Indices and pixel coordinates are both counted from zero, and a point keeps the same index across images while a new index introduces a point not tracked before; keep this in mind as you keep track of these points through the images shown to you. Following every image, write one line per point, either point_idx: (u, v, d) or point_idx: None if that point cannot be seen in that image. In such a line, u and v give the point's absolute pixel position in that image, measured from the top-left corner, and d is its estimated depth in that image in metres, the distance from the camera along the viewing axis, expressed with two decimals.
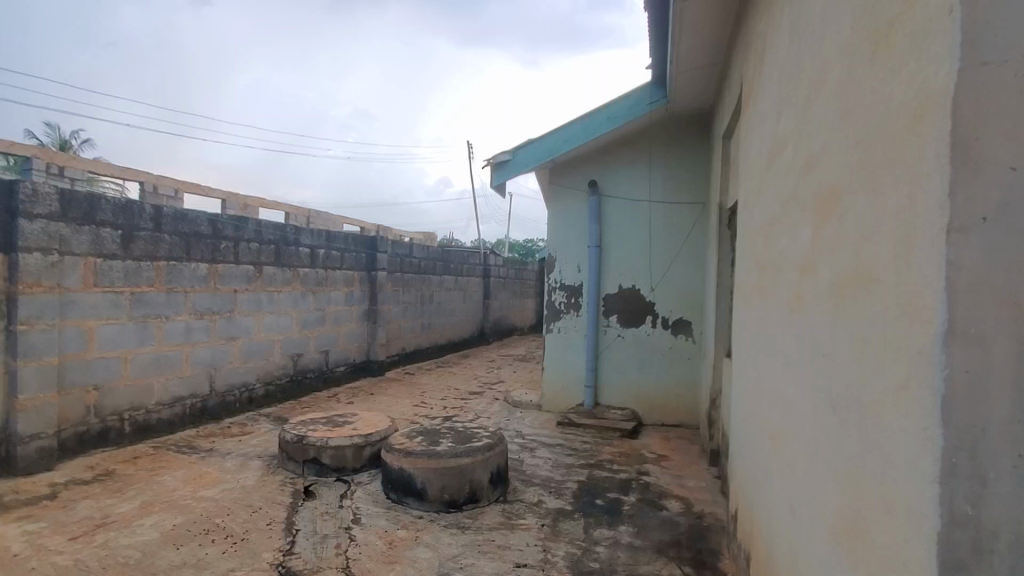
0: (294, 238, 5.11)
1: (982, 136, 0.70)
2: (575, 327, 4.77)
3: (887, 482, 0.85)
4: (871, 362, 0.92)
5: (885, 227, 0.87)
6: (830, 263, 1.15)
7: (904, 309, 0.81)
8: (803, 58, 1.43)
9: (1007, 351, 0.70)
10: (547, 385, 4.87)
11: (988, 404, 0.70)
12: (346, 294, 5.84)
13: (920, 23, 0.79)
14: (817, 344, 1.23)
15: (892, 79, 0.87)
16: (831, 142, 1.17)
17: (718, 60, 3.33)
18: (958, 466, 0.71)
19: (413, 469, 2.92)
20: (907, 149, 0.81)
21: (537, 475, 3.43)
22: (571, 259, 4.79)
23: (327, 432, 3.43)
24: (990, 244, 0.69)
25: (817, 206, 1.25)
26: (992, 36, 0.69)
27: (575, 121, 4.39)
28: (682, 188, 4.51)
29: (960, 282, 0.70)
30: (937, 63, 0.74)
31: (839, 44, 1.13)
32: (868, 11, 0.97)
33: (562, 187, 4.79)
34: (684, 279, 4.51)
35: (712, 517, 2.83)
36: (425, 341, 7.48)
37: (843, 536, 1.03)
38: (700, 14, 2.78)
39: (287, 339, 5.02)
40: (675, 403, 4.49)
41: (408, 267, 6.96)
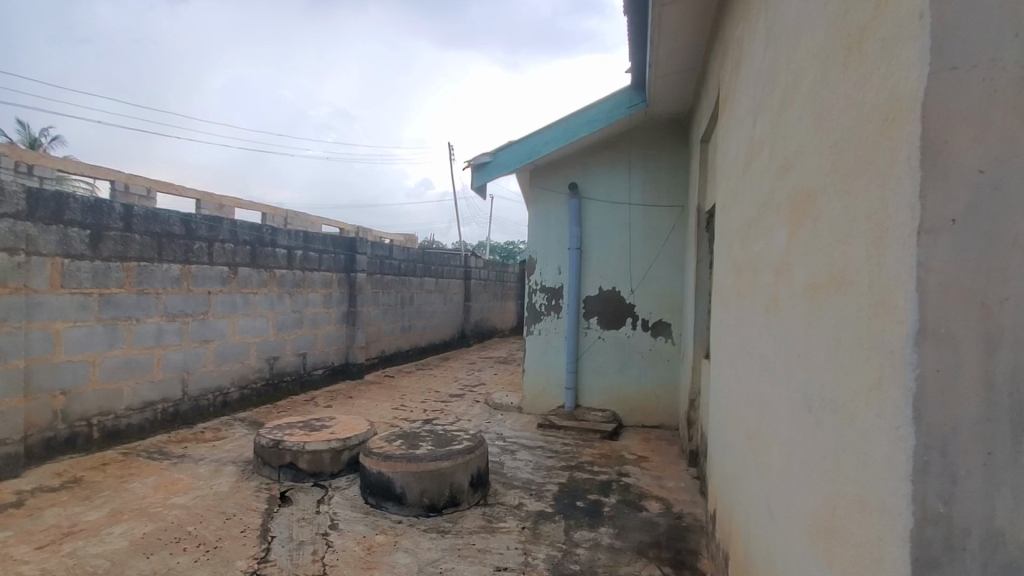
0: (270, 238, 5.02)
1: (950, 141, 0.71)
2: (556, 329, 4.78)
3: (861, 481, 0.86)
4: (845, 363, 0.94)
5: (859, 228, 0.89)
6: (805, 265, 1.17)
7: (876, 309, 0.82)
8: (778, 64, 1.45)
9: (976, 351, 0.71)
10: (528, 387, 4.87)
11: (958, 404, 0.71)
12: (324, 295, 5.76)
13: (891, 28, 0.81)
14: (792, 346, 1.25)
15: (864, 84, 0.88)
16: (806, 146, 1.18)
17: (695, 65, 3.37)
18: (930, 464, 0.72)
19: (392, 473, 2.89)
20: (880, 152, 0.82)
21: (517, 477, 3.41)
22: (551, 261, 4.81)
23: (304, 436, 3.38)
24: (960, 245, 0.71)
25: (792, 209, 1.27)
26: (959, 43, 0.70)
27: (555, 123, 4.40)
28: (662, 191, 4.55)
29: (931, 282, 0.71)
30: (907, 68, 0.76)
31: (814, 50, 1.14)
32: (842, 16, 0.99)
33: (542, 189, 4.81)
34: (663, 281, 4.55)
35: (691, 517, 2.85)
36: (405, 344, 7.41)
37: (820, 535, 1.04)
38: (678, 20, 2.81)
39: (263, 342, 4.93)
40: (655, 404, 4.52)
41: (388, 269, 6.90)
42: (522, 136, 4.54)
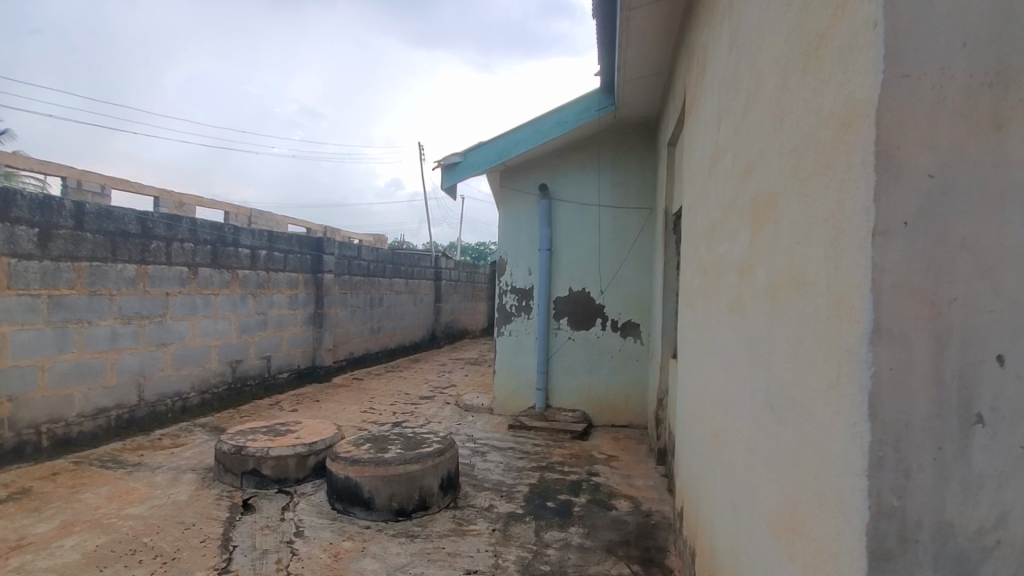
0: (233, 238, 4.87)
1: (903, 146, 0.73)
2: (526, 330, 4.79)
3: (820, 477, 0.88)
4: (804, 362, 0.96)
5: (817, 231, 0.91)
6: (766, 266, 1.19)
7: (834, 309, 0.84)
8: (741, 69, 1.48)
9: (927, 349, 0.74)
10: (499, 388, 4.86)
11: (911, 400, 0.74)
12: (290, 297, 5.63)
13: (847, 36, 0.83)
14: (755, 345, 1.28)
15: (822, 89, 0.91)
16: (767, 150, 1.21)
17: (662, 70, 3.43)
18: (885, 459, 0.74)
19: (359, 478, 2.84)
20: (837, 155, 0.84)
21: (488, 479, 3.40)
22: (522, 262, 4.82)
23: (268, 441, 3.29)
24: (911, 247, 0.73)
25: (755, 212, 1.30)
26: (911, 52, 0.73)
27: (525, 125, 4.41)
28: (630, 193, 4.60)
29: (885, 283, 0.74)
30: (862, 75, 0.78)
31: (775, 55, 1.17)
32: (801, 23, 1.01)
33: (512, 190, 4.81)
34: (632, 282, 4.60)
35: (659, 514, 2.89)
36: (374, 346, 7.31)
37: (781, 531, 1.06)
38: (645, 25, 2.85)
39: (225, 345, 4.78)
40: (624, 404, 4.57)
41: (356, 269, 6.79)
42: (492, 137, 4.53)
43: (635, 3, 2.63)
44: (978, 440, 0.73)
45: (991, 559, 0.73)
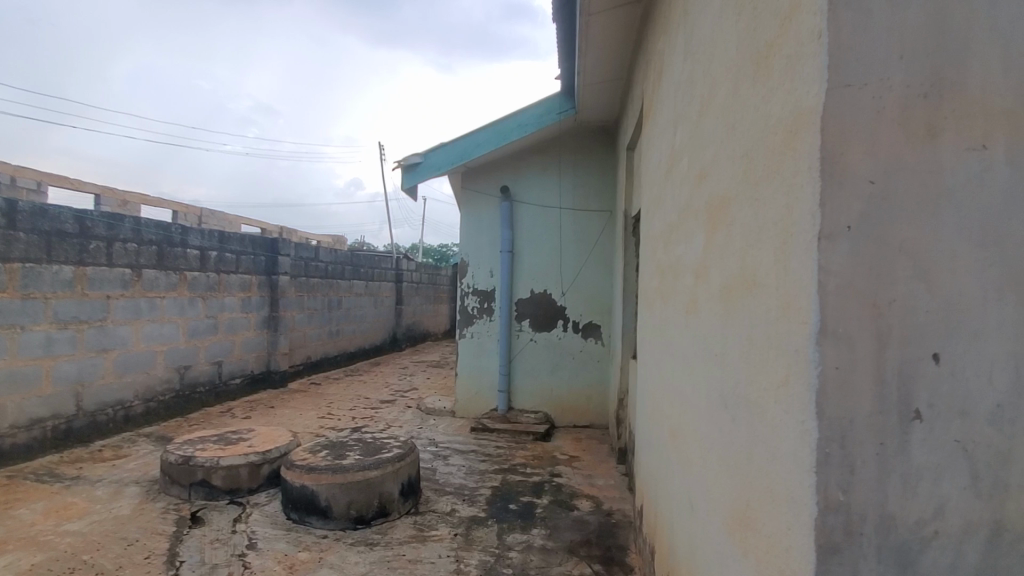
0: (180, 238, 4.66)
1: (846, 153, 0.76)
2: (488, 332, 4.78)
3: (772, 475, 0.90)
4: (756, 362, 0.98)
5: (768, 234, 0.93)
6: (720, 267, 1.22)
7: (783, 311, 0.87)
8: (695, 75, 1.52)
9: (870, 348, 0.76)
10: (461, 390, 4.84)
11: (855, 398, 0.76)
12: (243, 299, 5.43)
13: (793, 46, 0.86)
14: (709, 345, 1.30)
15: (771, 97, 0.93)
16: (720, 155, 1.24)
17: (621, 75, 3.48)
18: (831, 455, 0.76)
19: (316, 486, 2.75)
20: (786, 161, 0.86)
21: (450, 483, 3.36)
22: (483, 264, 4.81)
23: (219, 451, 3.16)
24: (854, 250, 0.76)
25: (709, 215, 1.33)
26: (853, 62, 0.76)
27: (486, 126, 4.40)
28: (591, 196, 4.65)
29: (830, 285, 0.76)
30: (808, 84, 0.81)
31: (727, 64, 1.20)
32: (751, 33, 1.04)
33: (474, 192, 4.80)
34: (592, 284, 4.65)
35: (620, 513, 2.93)
36: (333, 349, 7.13)
37: (735, 526, 1.09)
38: (604, 31, 2.89)
39: (172, 350, 4.56)
40: (586, 405, 4.61)
41: (313, 271, 6.62)
42: (453, 138, 4.50)
43: (594, 8, 2.66)
44: (916, 435, 0.76)
45: (929, 549, 0.76)
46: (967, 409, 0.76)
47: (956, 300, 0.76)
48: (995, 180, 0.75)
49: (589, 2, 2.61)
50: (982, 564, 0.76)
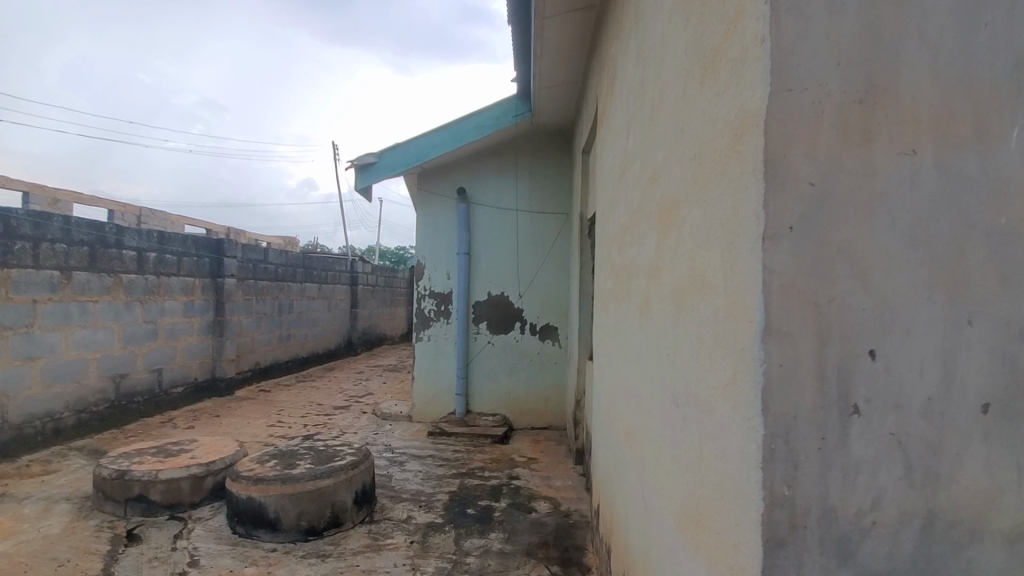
0: (116, 239, 4.39)
1: (788, 155, 0.78)
2: (445, 335, 4.74)
3: (721, 471, 0.92)
4: (705, 360, 1.00)
5: (715, 235, 0.95)
6: (671, 268, 1.23)
7: (730, 310, 0.88)
8: (646, 79, 1.54)
9: (812, 345, 0.78)
10: (418, 394, 4.77)
11: (798, 394, 0.78)
12: (185, 304, 5.18)
13: (738, 50, 0.87)
14: (661, 344, 1.32)
15: (717, 101, 0.95)
16: (670, 157, 1.26)
17: (575, 80, 3.52)
18: (776, 451, 0.78)
19: (264, 497, 2.64)
20: (732, 163, 0.88)
21: (406, 489, 3.29)
22: (440, 266, 4.76)
23: (158, 464, 2.99)
24: (796, 250, 0.78)
25: (660, 216, 1.34)
26: (793, 67, 0.78)
27: (442, 127, 4.35)
28: (547, 198, 4.67)
29: (774, 284, 0.78)
30: (751, 88, 0.82)
31: (676, 68, 1.22)
32: (699, 37, 1.06)
33: (430, 193, 4.75)
34: (549, 286, 4.67)
35: (577, 514, 2.94)
36: (284, 355, 6.89)
37: (687, 523, 1.10)
38: (559, 34, 2.91)
39: (106, 358, 4.29)
40: (543, 406, 4.62)
41: (262, 273, 6.39)
42: (409, 138, 4.43)
43: (549, 11, 2.67)
44: (855, 429, 0.79)
45: (868, 539, 0.79)
46: (902, 402, 0.79)
47: (891, 299, 0.79)
48: (925, 183, 0.79)
49: (543, 5, 2.62)
50: (917, 553, 0.79)
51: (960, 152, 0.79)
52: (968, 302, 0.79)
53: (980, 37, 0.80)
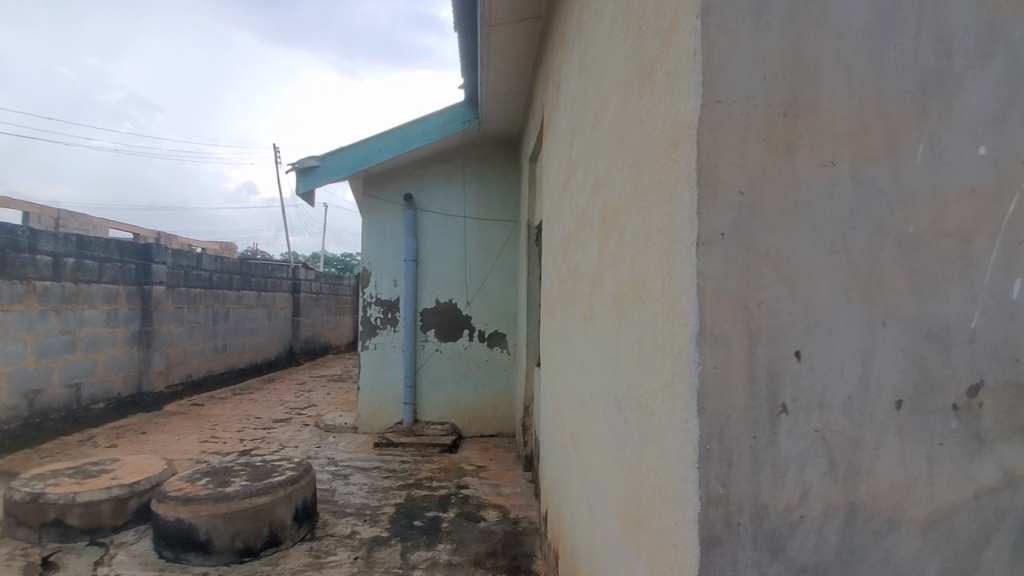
0: (29, 243, 4.05)
1: (718, 164, 0.81)
2: (392, 343, 4.64)
3: (660, 473, 0.94)
4: (646, 364, 1.02)
5: (653, 242, 0.97)
6: (613, 274, 1.26)
7: (667, 314, 0.90)
8: (589, 90, 1.57)
9: (743, 348, 0.81)
10: (363, 404, 4.64)
11: (730, 395, 0.81)
12: (108, 313, 4.83)
13: (673, 63, 0.90)
14: (605, 349, 1.34)
15: (654, 112, 0.98)
16: (612, 167, 1.28)
17: (522, 89, 3.55)
18: (711, 451, 0.81)
19: (194, 518, 2.48)
20: (668, 172, 0.91)
21: (350, 503, 3.18)
22: (387, 273, 4.67)
23: (75, 485, 2.75)
24: (727, 256, 0.81)
25: (603, 223, 1.37)
26: (723, 80, 0.82)
27: (388, 131, 4.28)
28: (495, 205, 4.67)
29: (708, 288, 0.81)
30: (685, 99, 0.85)
31: (616, 79, 1.24)
32: (636, 49, 1.09)
33: (376, 199, 4.66)
34: (498, 293, 4.66)
35: (526, 521, 2.94)
36: (219, 366, 6.55)
37: (630, 526, 1.11)
38: (505, 44, 2.93)
39: (18, 372, 3.94)
40: (492, 414, 4.60)
41: (194, 280, 6.05)
42: (354, 142, 4.33)
43: (496, 20, 2.69)
44: (783, 427, 0.82)
45: (797, 533, 0.82)
46: (825, 401, 0.83)
47: (814, 302, 0.83)
48: (842, 193, 0.84)
49: (489, 14, 2.63)
50: (841, 545, 0.83)
51: (874, 165, 0.85)
52: (882, 305, 0.84)
53: (889, 58, 0.86)
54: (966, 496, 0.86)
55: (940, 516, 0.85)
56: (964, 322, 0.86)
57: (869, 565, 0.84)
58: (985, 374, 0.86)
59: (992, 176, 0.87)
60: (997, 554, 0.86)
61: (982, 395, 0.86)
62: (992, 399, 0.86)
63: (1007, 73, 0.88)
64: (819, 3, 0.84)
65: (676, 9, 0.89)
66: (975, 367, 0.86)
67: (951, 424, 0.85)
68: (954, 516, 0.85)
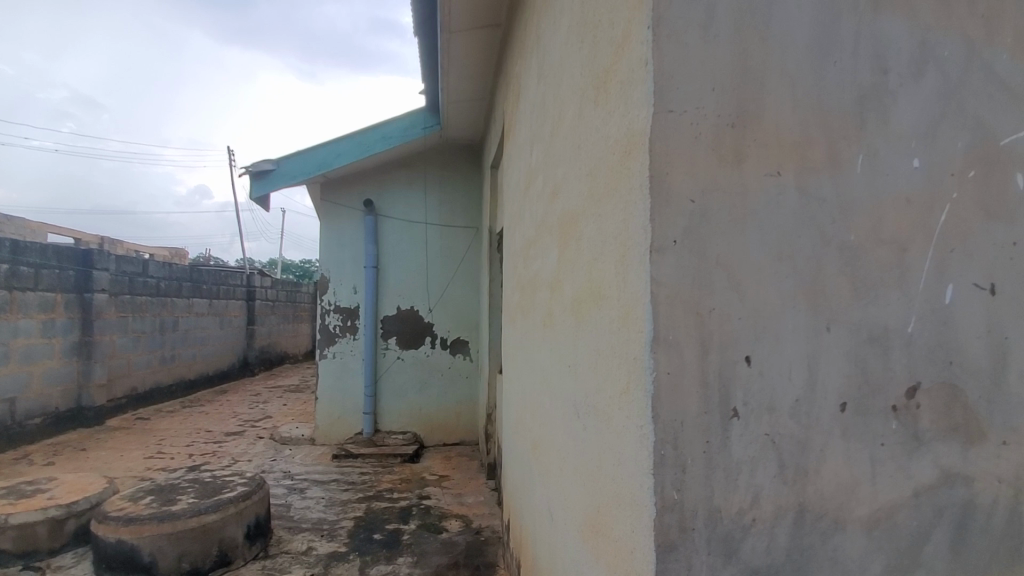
0: None
1: (669, 172, 0.83)
2: (351, 351, 4.54)
3: (617, 479, 0.94)
4: (603, 369, 1.02)
5: (609, 249, 0.98)
6: (571, 281, 1.26)
7: (623, 320, 0.91)
8: (547, 97, 1.58)
9: (695, 354, 0.82)
10: (322, 415, 4.52)
11: (683, 400, 0.82)
12: (44, 322, 4.55)
13: (626, 72, 0.92)
14: (564, 356, 1.33)
15: (609, 120, 0.99)
16: (569, 174, 1.29)
17: (483, 96, 3.56)
18: (666, 456, 0.81)
19: (137, 539, 2.35)
20: (622, 179, 0.92)
21: (306, 518, 3.07)
22: (346, 280, 4.57)
23: (5, 507, 2.57)
24: (680, 262, 0.82)
25: (561, 230, 1.37)
26: (674, 90, 0.83)
27: (347, 136, 4.20)
28: (457, 212, 4.65)
29: (661, 295, 0.82)
30: (638, 108, 0.87)
31: (573, 87, 1.25)
32: (592, 58, 1.10)
33: (335, 204, 4.56)
34: (460, 300, 4.63)
35: (489, 530, 2.91)
36: (168, 378, 6.25)
37: (588, 533, 1.11)
38: (465, 51, 2.92)
39: None
40: (455, 422, 4.54)
41: (141, 288, 5.78)
42: (311, 145, 4.24)
43: (456, 26, 2.68)
44: (735, 431, 0.84)
45: (749, 536, 0.84)
46: (774, 404, 0.85)
47: (762, 308, 0.85)
48: (788, 202, 0.86)
49: (449, 20, 2.62)
50: (791, 546, 0.85)
51: (816, 175, 0.88)
52: (827, 310, 0.87)
53: (829, 72, 0.89)
54: (906, 494, 0.89)
55: (883, 514, 0.88)
56: (902, 326, 0.90)
57: (818, 564, 0.86)
58: (921, 376, 0.90)
59: (925, 187, 0.92)
60: (936, 549, 0.89)
61: (920, 397, 0.90)
62: (928, 400, 0.90)
63: (937, 89, 0.93)
64: (764, 18, 0.87)
65: (629, 19, 0.90)
66: (912, 370, 0.90)
67: (891, 425, 0.89)
68: (895, 514, 0.88)
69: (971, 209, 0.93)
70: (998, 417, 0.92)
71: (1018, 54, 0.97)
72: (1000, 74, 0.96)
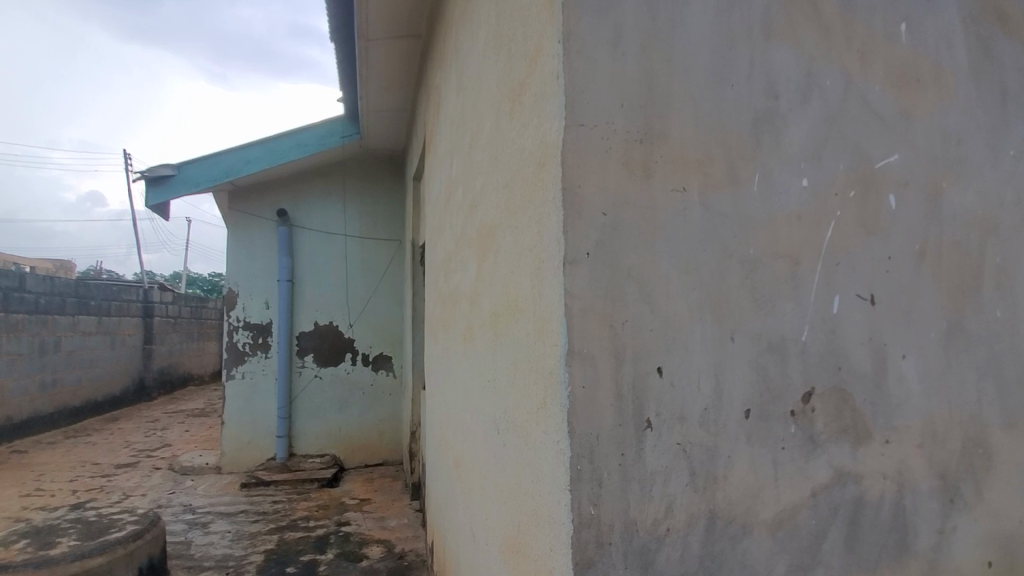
0: None
1: (582, 186, 0.83)
2: (263, 370, 4.25)
3: (535, 494, 0.92)
4: (520, 384, 1.00)
5: (525, 261, 0.97)
6: (489, 294, 1.24)
7: (539, 332, 0.90)
8: (465, 108, 1.56)
9: (609, 366, 0.82)
10: (229, 440, 4.19)
11: (598, 411, 0.81)
12: None
13: (539, 85, 0.92)
14: (483, 370, 1.31)
15: (523, 132, 0.99)
16: (486, 186, 1.28)
17: (404, 106, 3.50)
18: (583, 471, 0.80)
19: None
20: (537, 191, 0.91)
21: (210, 555, 2.81)
22: (257, 294, 4.29)
23: None
24: (593, 274, 0.82)
25: (479, 242, 1.35)
26: (585, 104, 0.84)
27: (259, 142, 3.98)
28: (378, 224, 4.51)
29: (575, 307, 0.81)
30: (550, 120, 0.87)
31: (490, 98, 1.24)
32: (507, 69, 1.09)
33: (245, 214, 4.29)
34: (381, 314, 4.48)
35: (412, 553, 2.80)
36: (48, 406, 5.55)
37: (508, 552, 1.08)
38: (385, 60, 2.86)
39: None
40: (377, 442, 4.36)
41: (16, 303, 5.13)
42: (217, 150, 3.97)
43: (374, 34, 2.62)
44: (649, 442, 0.84)
45: (664, 546, 0.84)
46: (685, 414, 0.86)
47: (671, 320, 0.87)
48: (693, 217, 0.89)
49: (367, 27, 2.56)
50: (703, 552, 0.86)
51: (719, 192, 0.91)
52: (731, 321, 0.90)
53: (728, 94, 0.94)
54: (806, 495, 0.94)
55: (785, 516, 0.92)
56: (797, 335, 0.95)
57: (728, 568, 0.88)
58: (815, 381, 0.95)
59: (814, 206, 0.98)
60: (832, 546, 0.94)
61: (814, 402, 0.95)
62: (822, 404, 0.96)
63: (822, 115, 1.01)
64: (668, 40, 0.90)
65: (540, 33, 0.91)
66: (807, 376, 0.95)
67: (790, 429, 0.93)
68: (796, 514, 0.93)
69: (853, 225, 1.01)
70: (882, 417, 1.00)
71: (887, 87, 1.07)
72: (873, 104, 1.05)
